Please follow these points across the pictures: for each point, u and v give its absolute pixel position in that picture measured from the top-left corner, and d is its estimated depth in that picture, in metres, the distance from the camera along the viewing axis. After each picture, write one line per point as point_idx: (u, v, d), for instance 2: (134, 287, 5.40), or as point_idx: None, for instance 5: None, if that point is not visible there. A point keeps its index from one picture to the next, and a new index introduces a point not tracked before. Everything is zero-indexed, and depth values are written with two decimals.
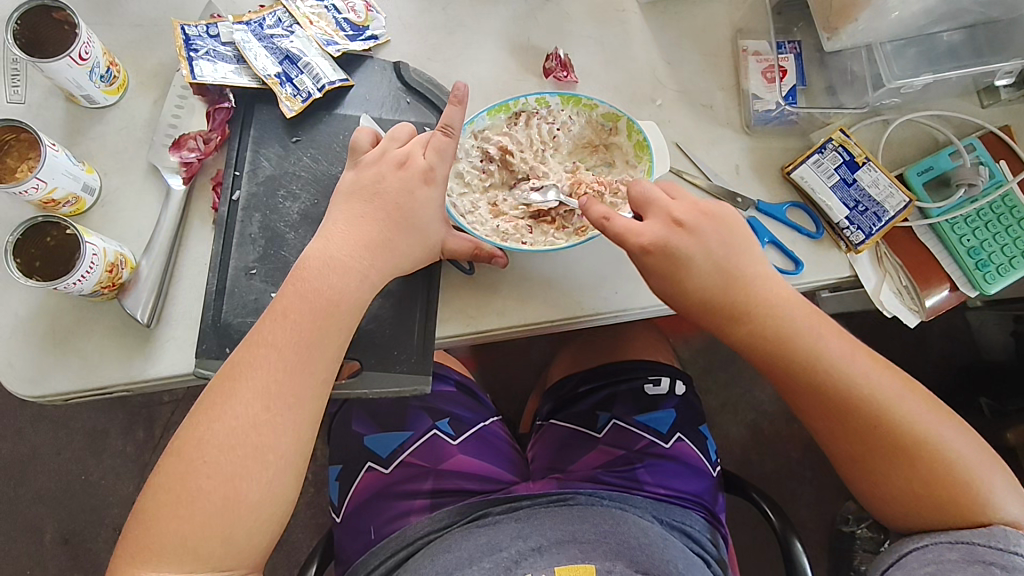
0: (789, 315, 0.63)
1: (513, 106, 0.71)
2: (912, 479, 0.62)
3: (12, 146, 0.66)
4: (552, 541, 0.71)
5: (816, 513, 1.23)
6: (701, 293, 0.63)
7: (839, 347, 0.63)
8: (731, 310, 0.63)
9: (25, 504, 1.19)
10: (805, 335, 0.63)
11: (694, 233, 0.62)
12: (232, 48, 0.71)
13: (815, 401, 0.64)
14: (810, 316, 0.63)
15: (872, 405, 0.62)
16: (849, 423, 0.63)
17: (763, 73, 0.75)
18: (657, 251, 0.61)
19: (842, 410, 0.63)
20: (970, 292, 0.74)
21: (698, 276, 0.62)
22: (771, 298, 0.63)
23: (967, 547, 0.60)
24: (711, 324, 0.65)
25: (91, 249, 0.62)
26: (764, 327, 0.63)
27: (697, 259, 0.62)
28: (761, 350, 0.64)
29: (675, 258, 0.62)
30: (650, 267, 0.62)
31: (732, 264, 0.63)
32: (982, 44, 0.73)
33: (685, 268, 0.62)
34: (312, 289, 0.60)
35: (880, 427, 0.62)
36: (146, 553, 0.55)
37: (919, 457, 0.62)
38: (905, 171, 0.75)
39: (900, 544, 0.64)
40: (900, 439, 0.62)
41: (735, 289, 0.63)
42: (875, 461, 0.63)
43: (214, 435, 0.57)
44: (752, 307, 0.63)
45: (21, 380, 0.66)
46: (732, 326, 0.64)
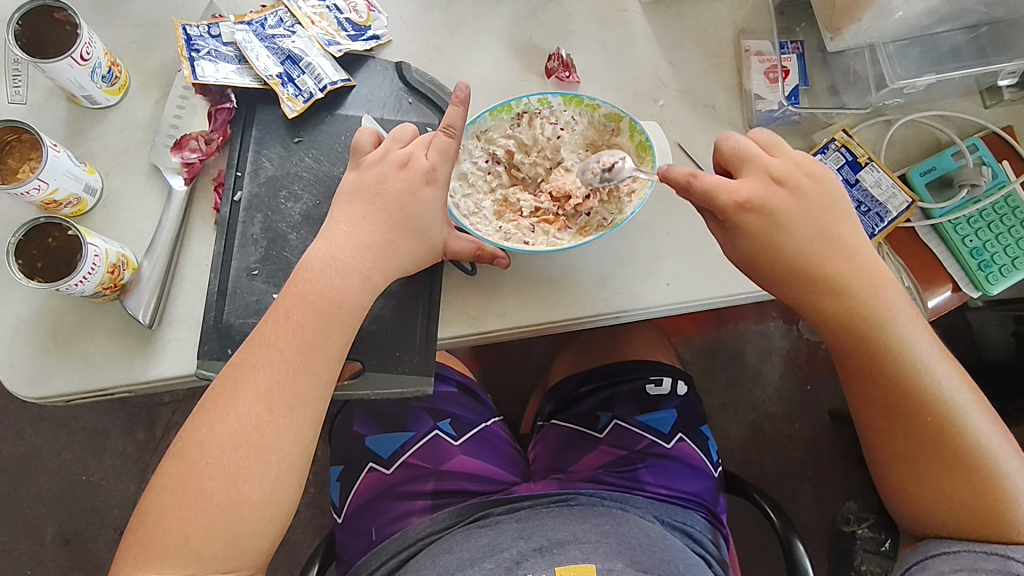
0: (886, 300, 0.61)
1: (515, 107, 0.70)
2: (957, 488, 0.62)
3: (13, 147, 0.65)
4: (552, 541, 0.71)
5: (817, 513, 1.23)
6: (794, 260, 0.60)
7: (926, 344, 0.62)
8: (822, 282, 0.60)
9: (26, 504, 1.18)
10: (898, 324, 0.61)
11: (795, 195, 0.60)
12: (233, 48, 0.71)
13: (883, 393, 0.62)
14: (903, 305, 0.62)
15: (942, 408, 0.61)
16: (912, 423, 0.62)
17: (765, 74, 0.75)
18: (755, 209, 0.59)
19: (908, 407, 0.62)
20: (972, 293, 0.75)
21: (796, 241, 0.60)
22: (870, 278, 0.61)
23: (1003, 559, 0.59)
24: (795, 297, 0.62)
25: (92, 250, 0.61)
26: (859, 307, 0.61)
27: (795, 223, 0.60)
28: (846, 330, 0.62)
29: (773, 220, 0.59)
30: (741, 225, 0.60)
31: (832, 236, 0.61)
32: (985, 44, 0.73)
33: (785, 233, 0.60)
34: (314, 291, 0.60)
35: (942, 431, 0.61)
36: (149, 555, 0.55)
37: (970, 466, 0.61)
38: (908, 171, 0.75)
39: (929, 545, 0.63)
40: (958, 447, 0.61)
41: (835, 263, 0.60)
42: (924, 464, 0.63)
43: (216, 437, 0.57)
44: (849, 283, 0.60)
45: (22, 382, 0.66)
46: (819, 303, 0.61)
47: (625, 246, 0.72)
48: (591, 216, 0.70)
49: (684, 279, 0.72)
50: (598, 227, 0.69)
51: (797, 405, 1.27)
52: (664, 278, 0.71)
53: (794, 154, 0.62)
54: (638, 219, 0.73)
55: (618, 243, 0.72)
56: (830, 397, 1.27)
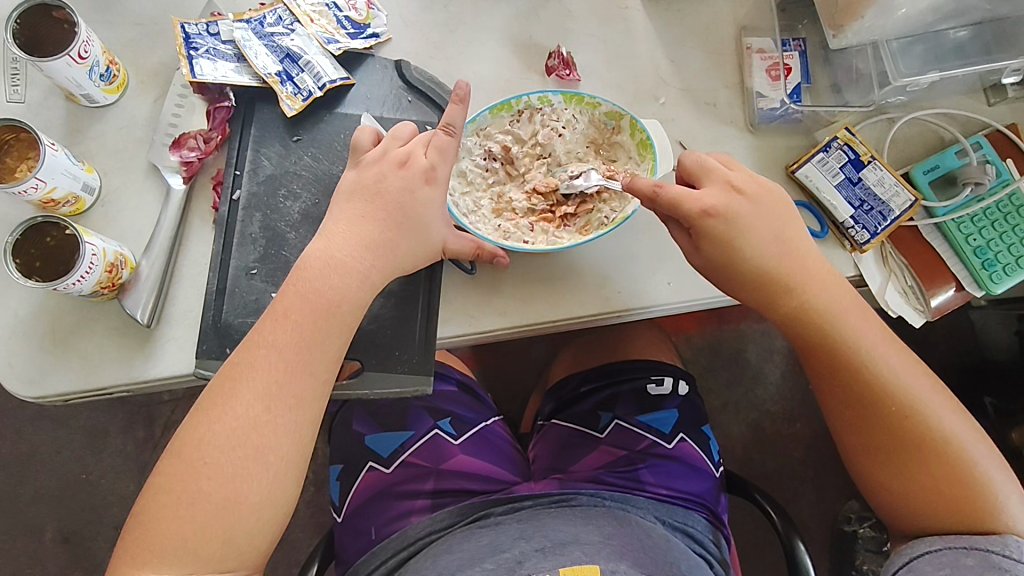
0: (835, 297, 0.63)
1: (515, 105, 0.70)
2: (926, 477, 0.62)
3: (11, 145, 0.65)
4: (555, 542, 0.70)
5: (818, 513, 1.23)
6: (756, 264, 0.61)
7: (878, 337, 0.63)
8: (778, 282, 0.62)
9: (26, 502, 1.19)
10: (848, 319, 0.63)
11: (752, 201, 0.61)
12: (232, 47, 0.70)
13: (843, 387, 0.64)
14: (852, 301, 0.63)
15: (900, 397, 0.62)
16: (873, 414, 0.63)
17: (768, 71, 0.75)
18: (719, 214, 0.60)
19: (868, 399, 0.63)
20: (975, 292, 0.74)
21: (756, 244, 0.61)
22: (819, 276, 0.63)
23: (983, 554, 0.59)
24: (755, 299, 0.63)
25: (90, 249, 0.61)
26: (810, 303, 0.62)
27: (754, 227, 0.61)
28: (800, 326, 0.64)
29: (735, 225, 0.60)
30: (706, 232, 0.60)
31: (786, 239, 0.62)
32: (989, 42, 0.72)
33: (746, 237, 0.60)
34: (312, 290, 0.60)
35: (902, 419, 0.62)
36: (146, 555, 0.55)
37: (937, 455, 0.61)
38: (911, 169, 0.74)
39: (914, 544, 0.62)
40: (921, 435, 0.62)
41: (788, 263, 0.62)
42: (890, 455, 0.63)
43: (214, 437, 0.57)
44: (801, 281, 0.62)
45: (20, 381, 0.66)
46: (776, 303, 0.63)
47: (626, 245, 0.72)
48: (591, 215, 0.70)
49: (685, 279, 0.71)
50: (599, 226, 0.69)
51: (798, 405, 1.26)
52: (665, 277, 0.71)
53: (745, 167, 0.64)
54: (638, 218, 0.72)
55: (618, 242, 0.72)
56: None
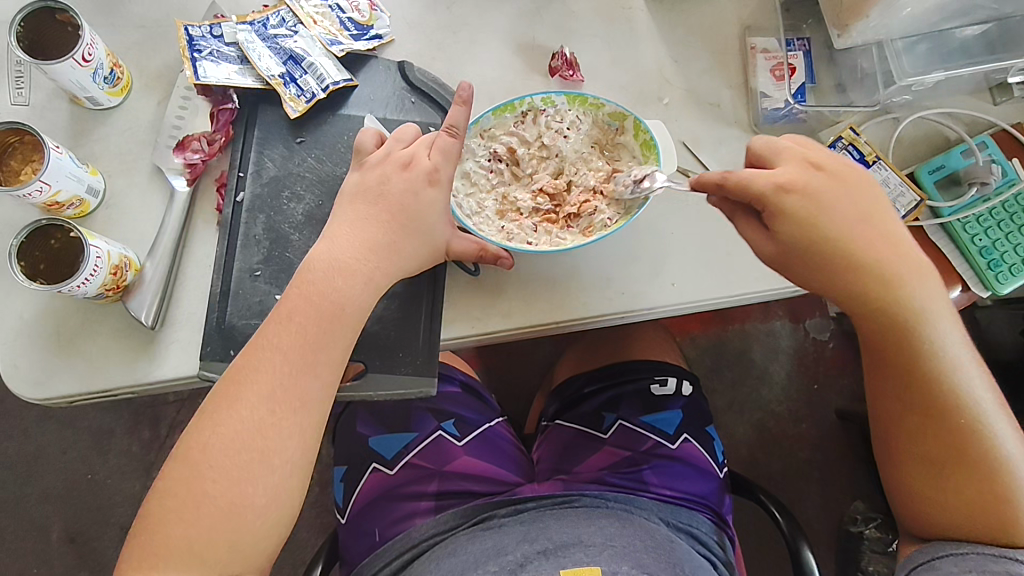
0: (924, 293, 0.60)
1: (519, 106, 0.69)
2: (974, 494, 0.59)
3: (16, 149, 0.65)
4: (557, 543, 0.71)
5: (824, 513, 1.22)
6: (837, 248, 0.59)
7: (956, 341, 0.61)
8: (860, 271, 0.59)
9: (31, 503, 1.19)
10: (933, 319, 0.60)
11: (835, 182, 0.60)
12: (235, 49, 0.70)
13: (911, 389, 0.61)
14: (938, 301, 0.61)
15: (968, 411, 0.59)
16: (937, 425, 0.60)
17: (772, 71, 0.74)
18: (796, 191, 0.58)
19: (936, 404, 0.60)
20: (981, 292, 0.75)
21: (839, 226, 0.58)
22: (909, 270, 0.60)
23: (1010, 562, 0.57)
24: (831, 286, 0.61)
25: (94, 252, 0.61)
26: (894, 298, 0.59)
27: (837, 209, 0.59)
28: (876, 321, 0.61)
29: (817, 204, 0.58)
30: (783, 211, 0.58)
31: (873, 224, 0.60)
32: (994, 41, 0.72)
33: (828, 217, 0.58)
34: (316, 292, 0.60)
35: (968, 433, 0.59)
36: (151, 558, 0.55)
37: (990, 470, 0.59)
38: (916, 169, 0.74)
39: (935, 546, 0.61)
40: (981, 453, 0.59)
41: (876, 250, 0.59)
42: (942, 469, 0.60)
43: (219, 440, 0.57)
44: (886, 272, 0.59)
45: (25, 384, 0.66)
46: (857, 291, 0.60)
47: (630, 246, 0.72)
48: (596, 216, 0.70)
49: (690, 280, 0.71)
50: (603, 226, 0.69)
51: (803, 405, 1.26)
52: (668, 278, 0.71)
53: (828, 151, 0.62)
54: (642, 219, 0.72)
55: (622, 244, 0.72)
56: (836, 397, 1.26)
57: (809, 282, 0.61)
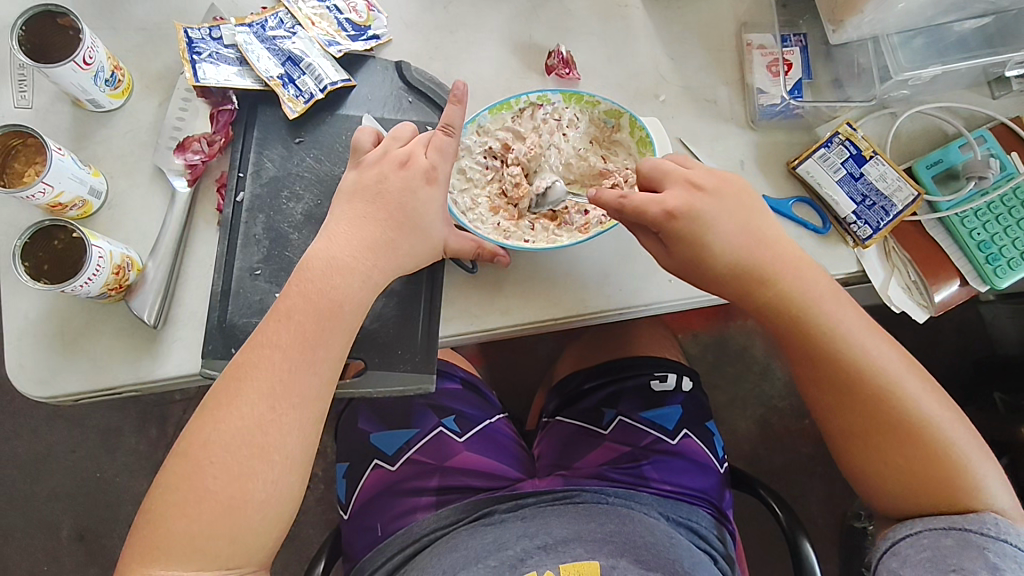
0: (809, 282, 0.63)
1: (514, 105, 0.70)
2: (903, 460, 0.61)
3: (19, 151, 0.67)
4: (557, 539, 0.71)
5: (827, 509, 1.22)
6: (725, 260, 0.62)
7: (855, 321, 0.63)
8: (748, 275, 0.62)
9: (41, 501, 1.21)
10: (822, 304, 0.63)
11: (712, 196, 0.61)
12: (235, 50, 0.71)
13: (821, 375, 0.64)
14: (824, 286, 0.63)
15: (877, 381, 0.62)
16: (851, 400, 0.63)
17: (768, 67, 0.75)
18: (683, 215, 0.60)
19: (848, 382, 0.62)
20: (980, 287, 0.73)
21: (723, 240, 0.61)
22: (791, 263, 0.63)
23: (961, 533, 0.59)
24: (727, 291, 0.64)
25: (97, 251, 0.62)
26: (785, 291, 0.62)
27: (721, 223, 0.61)
28: (772, 315, 0.64)
29: (701, 222, 0.61)
30: (674, 234, 0.61)
31: (755, 230, 0.63)
32: (993, 35, 0.72)
33: (714, 231, 0.61)
34: (314, 291, 0.61)
35: (885, 404, 0.62)
36: (153, 553, 0.56)
37: (917, 434, 0.61)
38: (913, 164, 0.74)
39: (892, 530, 0.62)
40: (900, 419, 0.61)
41: (761, 254, 0.62)
42: (869, 440, 0.63)
43: (220, 436, 0.57)
44: (772, 271, 0.62)
45: (32, 382, 0.67)
46: (755, 292, 0.63)
47: (628, 243, 0.72)
48: (590, 214, 0.70)
49: None
50: (598, 224, 0.69)
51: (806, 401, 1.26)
52: (666, 273, 0.71)
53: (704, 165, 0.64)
54: None
55: (620, 240, 0.72)
56: None
57: (714, 288, 0.64)
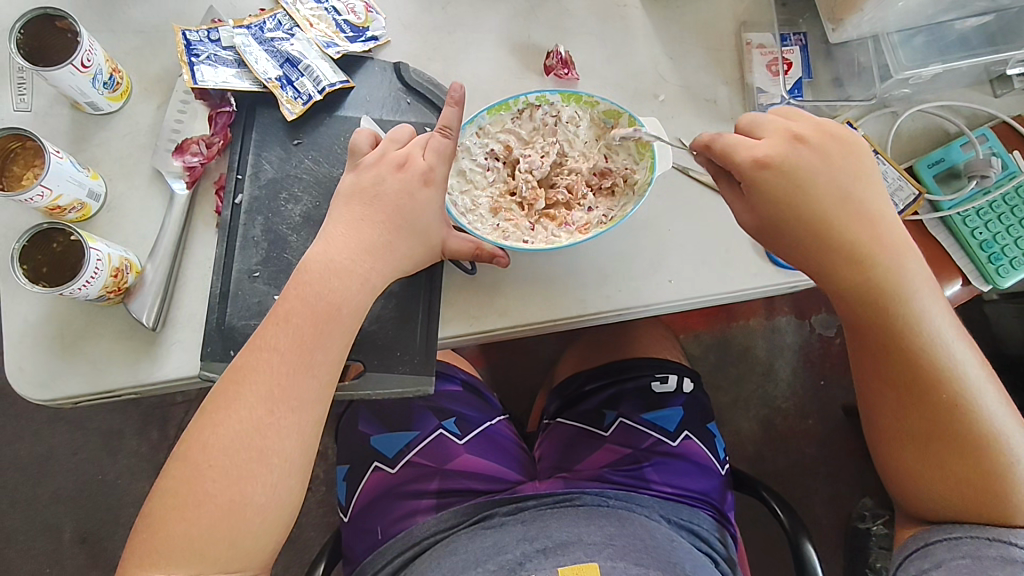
0: (901, 270, 0.60)
1: (513, 105, 0.70)
2: (962, 470, 0.60)
3: (17, 154, 0.67)
4: (556, 542, 0.71)
5: (830, 510, 1.22)
6: (815, 225, 0.59)
7: (942, 320, 0.61)
8: (836, 248, 0.59)
9: (43, 503, 1.21)
10: (914, 295, 0.60)
11: (818, 152, 0.59)
12: (232, 52, 0.71)
13: (894, 369, 0.61)
14: (920, 273, 0.60)
15: (955, 385, 0.60)
16: (925, 401, 0.60)
17: (768, 66, 0.74)
18: (774, 165, 0.58)
19: (923, 381, 0.60)
20: (982, 286, 0.73)
21: (821, 200, 0.58)
22: (892, 242, 0.60)
23: (1004, 545, 0.58)
24: (810, 264, 0.61)
25: (95, 255, 0.62)
26: (876, 275, 0.59)
27: (820, 181, 0.58)
28: (857, 297, 0.61)
29: (796, 181, 0.58)
30: (762, 184, 0.58)
31: (858, 200, 0.59)
32: (994, 33, 0.71)
33: (808, 190, 0.58)
34: (312, 293, 0.60)
35: (954, 411, 0.60)
36: (152, 557, 0.56)
37: (978, 446, 0.59)
38: (915, 163, 0.74)
39: (928, 532, 0.62)
40: (968, 428, 0.59)
41: (859, 225, 0.59)
42: (930, 445, 0.61)
43: (218, 439, 0.57)
44: (868, 247, 0.59)
45: (31, 385, 0.67)
46: (835, 272, 0.60)
47: (627, 244, 0.72)
48: (591, 214, 0.71)
49: (686, 276, 0.71)
50: (599, 224, 0.70)
51: (809, 401, 1.25)
52: (665, 274, 0.71)
53: (812, 119, 0.61)
54: (638, 217, 0.72)
55: (619, 242, 0.72)
56: (843, 394, 1.25)
57: (790, 258, 0.62)
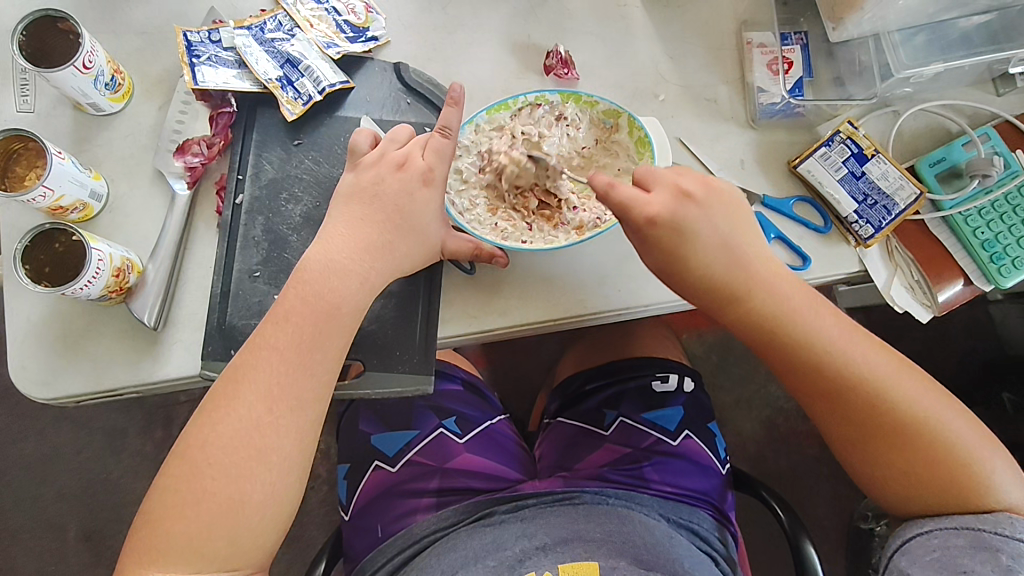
0: (784, 292, 0.62)
1: (513, 105, 0.70)
2: (908, 465, 0.61)
3: (20, 155, 0.67)
4: (555, 539, 0.71)
5: (833, 511, 1.22)
6: (704, 275, 0.61)
7: (837, 329, 0.62)
8: (725, 289, 0.62)
9: (49, 501, 1.22)
10: (802, 313, 0.62)
11: (697, 205, 0.60)
12: (233, 53, 0.71)
13: (808, 385, 0.63)
14: (802, 293, 0.62)
15: (869, 389, 0.61)
16: (847, 408, 0.62)
17: (768, 65, 0.74)
18: (663, 223, 0.59)
19: (834, 391, 0.62)
20: (984, 286, 0.72)
21: (700, 252, 0.60)
22: (769, 272, 0.62)
23: (974, 533, 0.59)
24: (707, 304, 0.64)
25: (97, 255, 0.63)
26: (761, 307, 0.62)
27: (702, 232, 0.60)
28: (754, 328, 0.63)
29: (678, 233, 0.60)
30: (654, 239, 0.60)
31: (730, 239, 0.61)
32: (997, 32, 0.71)
33: (692, 241, 0.60)
34: (312, 293, 0.61)
35: (877, 411, 0.61)
36: (152, 554, 0.56)
37: (916, 436, 0.60)
38: (916, 162, 0.73)
39: (903, 529, 0.63)
40: (898, 422, 0.61)
41: (731, 264, 0.61)
42: (872, 446, 0.62)
43: (217, 438, 0.58)
44: (749, 281, 0.61)
45: (34, 384, 0.68)
46: (730, 305, 0.62)
47: (626, 245, 0.72)
48: (584, 215, 0.70)
49: None
50: (593, 227, 0.69)
51: None
52: None
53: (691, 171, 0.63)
54: None
55: (618, 242, 0.72)
56: None
57: (693, 299, 0.64)
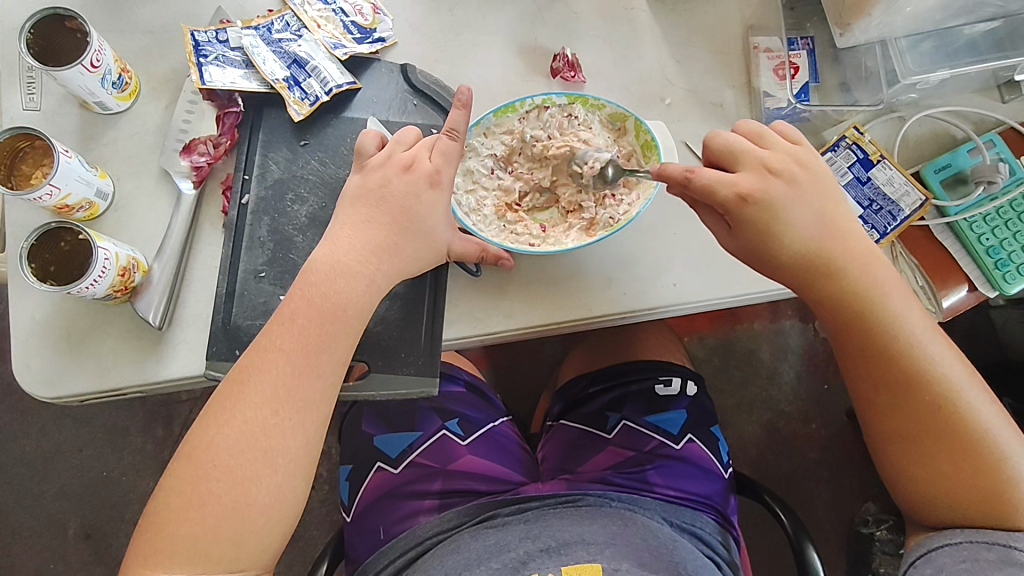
0: (876, 275, 0.62)
1: (519, 108, 0.70)
2: (957, 468, 0.61)
3: (26, 154, 0.67)
4: (559, 542, 0.71)
5: (833, 514, 1.22)
6: (793, 247, 0.61)
7: (920, 321, 0.63)
8: (816, 262, 0.62)
9: (49, 499, 1.21)
10: (891, 299, 0.62)
11: (791, 181, 0.61)
12: (240, 53, 0.71)
13: (878, 373, 0.63)
14: (893, 280, 0.63)
15: (937, 386, 0.61)
16: (911, 404, 0.62)
17: (774, 70, 0.74)
18: (755, 200, 0.60)
19: (904, 382, 0.62)
20: (988, 292, 0.73)
21: (792, 230, 0.60)
22: (863, 255, 0.62)
23: (1004, 549, 0.59)
24: (788, 279, 0.63)
25: (103, 254, 0.63)
26: (850, 285, 0.62)
27: (795, 210, 0.61)
28: (839, 306, 0.63)
29: (773, 208, 0.60)
30: (744, 218, 0.60)
31: (829, 217, 0.62)
32: (1003, 39, 0.71)
33: (786, 219, 0.60)
34: (318, 294, 0.61)
35: (939, 411, 0.62)
36: (158, 555, 0.56)
37: (968, 442, 0.61)
38: (922, 168, 0.74)
39: (930, 538, 0.63)
40: (954, 425, 0.61)
41: (830, 242, 0.61)
42: (923, 447, 0.62)
43: (223, 439, 0.58)
44: (848, 257, 0.62)
45: (37, 383, 0.68)
46: (819, 279, 0.62)
47: (630, 248, 0.72)
48: (596, 215, 0.70)
49: (690, 280, 0.71)
50: (604, 226, 0.69)
51: (812, 405, 1.25)
52: (671, 278, 0.71)
53: (785, 145, 0.63)
54: (642, 221, 0.72)
55: (623, 246, 0.72)
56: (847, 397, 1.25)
57: (776, 276, 0.63)
